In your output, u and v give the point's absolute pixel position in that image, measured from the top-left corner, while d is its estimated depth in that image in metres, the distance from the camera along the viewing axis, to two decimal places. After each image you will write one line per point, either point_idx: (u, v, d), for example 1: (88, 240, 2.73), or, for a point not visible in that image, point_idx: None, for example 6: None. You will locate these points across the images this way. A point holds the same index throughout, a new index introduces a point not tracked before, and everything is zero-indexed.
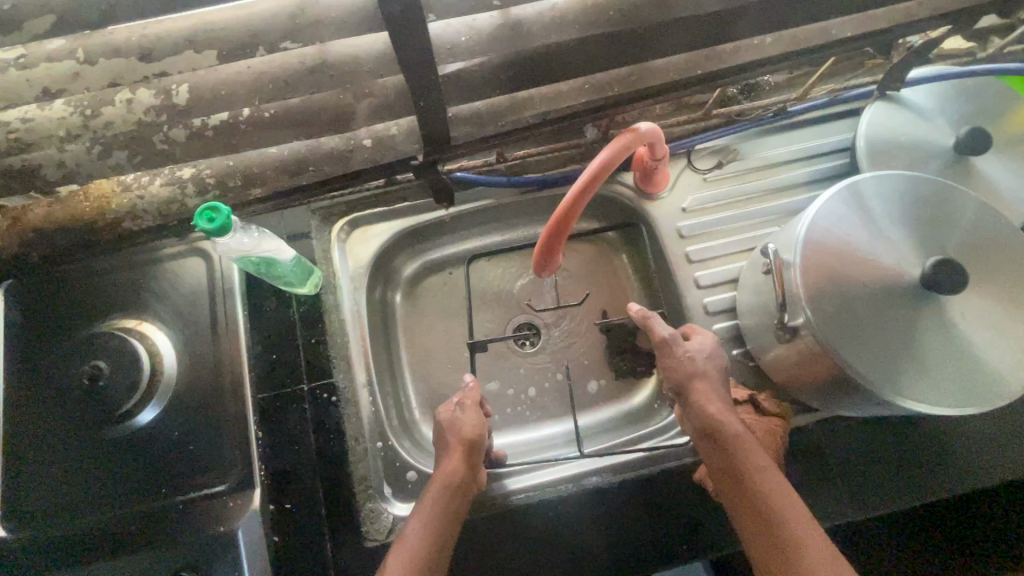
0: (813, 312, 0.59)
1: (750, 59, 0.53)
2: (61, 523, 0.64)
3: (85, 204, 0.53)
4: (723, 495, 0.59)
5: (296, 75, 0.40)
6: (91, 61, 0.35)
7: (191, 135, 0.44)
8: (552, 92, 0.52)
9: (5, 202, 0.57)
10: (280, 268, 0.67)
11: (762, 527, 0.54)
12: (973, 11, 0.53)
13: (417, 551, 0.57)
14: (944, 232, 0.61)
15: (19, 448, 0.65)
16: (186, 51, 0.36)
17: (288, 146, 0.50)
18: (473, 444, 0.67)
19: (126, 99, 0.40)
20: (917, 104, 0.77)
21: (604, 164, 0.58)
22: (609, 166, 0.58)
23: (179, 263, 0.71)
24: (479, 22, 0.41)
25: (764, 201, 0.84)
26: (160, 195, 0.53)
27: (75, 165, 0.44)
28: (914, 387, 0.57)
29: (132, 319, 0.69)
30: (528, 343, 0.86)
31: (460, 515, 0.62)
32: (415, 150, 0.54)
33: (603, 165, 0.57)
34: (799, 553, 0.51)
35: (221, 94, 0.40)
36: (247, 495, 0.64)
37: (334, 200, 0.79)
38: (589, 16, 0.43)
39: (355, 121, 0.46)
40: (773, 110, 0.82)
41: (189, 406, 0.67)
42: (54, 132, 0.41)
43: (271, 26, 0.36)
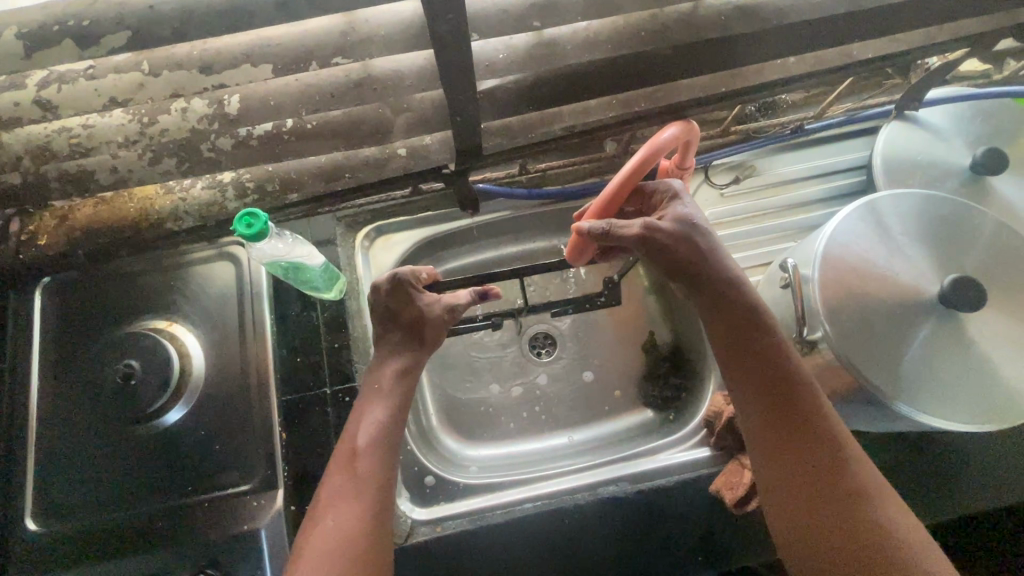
0: (831, 326, 0.60)
1: (773, 79, 0.55)
2: (88, 517, 0.65)
3: (130, 205, 0.55)
4: (773, 421, 0.56)
5: (341, 88, 0.42)
6: (155, 73, 0.37)
7: (236, 144, 0.46)
8: (581, 106, 0.53)
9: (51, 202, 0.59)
10: (308, 273, 0.68)
11: (821, 455, 0.54)
12: (994, 35, 0.54)
13: (379, 430, 0.60)
14: (961, 250, 0.62)
15: (51, 442, 0.67)
16: (243, 66, 0.38)
17: (326, 154, 0.52)
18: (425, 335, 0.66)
19: (180, 108, 0.42)
20: (933, 124, 0.78)
21: (642, 162, 0.56)
22: (648, 165, 0.56)
23: (209, 266, 0.73)
24: (515, 42, 0.43)
25: (780, 217, 0.85)
26: (201, 199, 0.55)
27: (127, 169, 0.46)
28: (933, 402, 0.58)
29: (163, 320, 0.71)
30: (545, 352, 0.89)
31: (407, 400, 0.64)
32: (447, 160, 0.55)
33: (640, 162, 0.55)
34: (846, 478, 0.54)
35: (270, 104, 0.42)
36: (270, 495, 0.66)
37: (358, 208, 0.81)
38: (619, 37, 0.45)
39: (393, 135, 0.48)
40: (790, 127, 0.81)
41: (216, 405, 0.69)
42: (113, 138, 0.43)
43: (324, 42, 0.38)
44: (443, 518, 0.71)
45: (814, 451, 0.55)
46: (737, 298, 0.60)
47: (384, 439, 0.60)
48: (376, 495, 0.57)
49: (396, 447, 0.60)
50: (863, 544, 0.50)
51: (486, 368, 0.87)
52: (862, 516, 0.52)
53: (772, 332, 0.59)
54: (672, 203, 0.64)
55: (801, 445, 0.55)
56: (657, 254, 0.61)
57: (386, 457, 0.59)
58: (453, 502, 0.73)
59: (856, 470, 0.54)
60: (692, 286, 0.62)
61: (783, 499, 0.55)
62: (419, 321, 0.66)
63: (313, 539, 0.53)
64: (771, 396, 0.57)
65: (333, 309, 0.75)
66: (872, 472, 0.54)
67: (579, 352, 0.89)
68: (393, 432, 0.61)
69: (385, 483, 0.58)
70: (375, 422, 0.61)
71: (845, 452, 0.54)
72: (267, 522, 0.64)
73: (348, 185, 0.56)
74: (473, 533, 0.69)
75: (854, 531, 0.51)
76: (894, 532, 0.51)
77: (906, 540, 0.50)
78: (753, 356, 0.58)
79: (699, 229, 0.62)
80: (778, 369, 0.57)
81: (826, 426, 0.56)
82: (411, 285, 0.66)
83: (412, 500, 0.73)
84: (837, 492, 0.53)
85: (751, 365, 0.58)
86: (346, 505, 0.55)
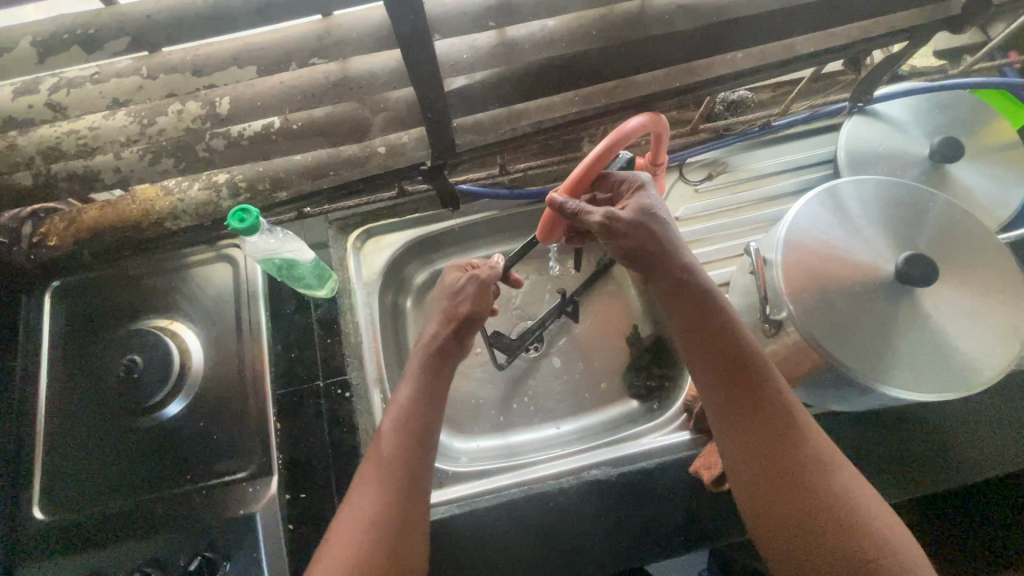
0: (795, 306, 0.63)
1: (724, 73, 0.59)
2: (92, 507, 0.68)
3: (133, 206, 0.60)
4: (729, 399, 0.59)
5: (321, 88, 0.46)
6: (153, 76, 0.42)
7: (229, 144, 0.50)
8: (546, 102, 0.58)
9: (62, 205, 0.64)
10: (300, 270, 0.72)
11: (772, 432, 0.57)
12: (929, 28, 0.58)
13: (407, 414, 0.62)
14: (916, 230, 0.66)
15: (58, 436, 0.70)
16: (230, 67, 0.42)
17: (312, 152, 0.57)
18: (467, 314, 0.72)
19: (176, 110, 0.47)
20: (893, 116, 0.82)
21: (606, 150, 0.61)
22: (612, 151, 0.61)
23: (208, 268, 0.78)
24: (478, 42, 0.47)
25: (753, 210, 0.89)
26: (198, 198, 0.59)
27: (129, 169, 0.51)
28: (893, 375, 0.60)
29: (165, 319, 0.75)
30: (533, 348, 0.92)
31: (439, 380, 0.66)
32: (425, 156, 0.60)
33: (603, 151, 0.60)
34: (797, 454, 0.56)
35: (257, 104, 0.47)
36: (265, 481, 0.69)
37: (349, 211, 0.85)
38: (574, 36, 0.49)
39: (371, 133, 0.53)
40: (758, 124, 0.86)
41: (214, 398, 0.72)
42: (116, 138, 0.48)
43: (303, 45, 0.42)
44: (431, 504, 0.75)
45: (767, 428, 0.57)
46: (693, 284, 0.63)
47: (408, 423, 0.62)
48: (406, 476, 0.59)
49: (426, 431, 0.62)
50: (811, 517, 0.53)
51: (475, 363, 0.91)
52: (813, 490, 0.54)
53: (726, 316, 0.62)
54: (636, 193, 0.66)
55: (756, 422, 0.57)
56: (619, 240, 0.64)
57: (413, 457, 0.60)
58: (443, 488, 0.77)
59: (809, 447, 0.56)
60: (650, 272, 0.64)
61: (739, 474, 0.57)
62: (454, 293, 0.74)
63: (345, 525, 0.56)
64: (727, 381, 0.59)
65: (325, 306, 0.79)
66: (824, 446, 0.57)
67: (563, 346, 0.92)
68: (421, 413, 0.63)
69: (418, 454, 0.60)
70: (402, 407, 0.63)
71: (798, 429, 0.57)
72: (262, 507, 0.67)
73: (333, 182, 0.60)
74: (460, 517, 0.72)
75: (805, 506, 0.54)
76: (847, 498, 0.53)
77: (858, 505, 0.53)
78: (710, 340, 0.61)
79: (659, 219, 0.65)
80: (733, 351, 0.60)
81: (780, 405, 0.58)
82: (458, 268, 0.78)
83: None
84: (793, 469, 0.55)
85: (707, 347, 0.61)
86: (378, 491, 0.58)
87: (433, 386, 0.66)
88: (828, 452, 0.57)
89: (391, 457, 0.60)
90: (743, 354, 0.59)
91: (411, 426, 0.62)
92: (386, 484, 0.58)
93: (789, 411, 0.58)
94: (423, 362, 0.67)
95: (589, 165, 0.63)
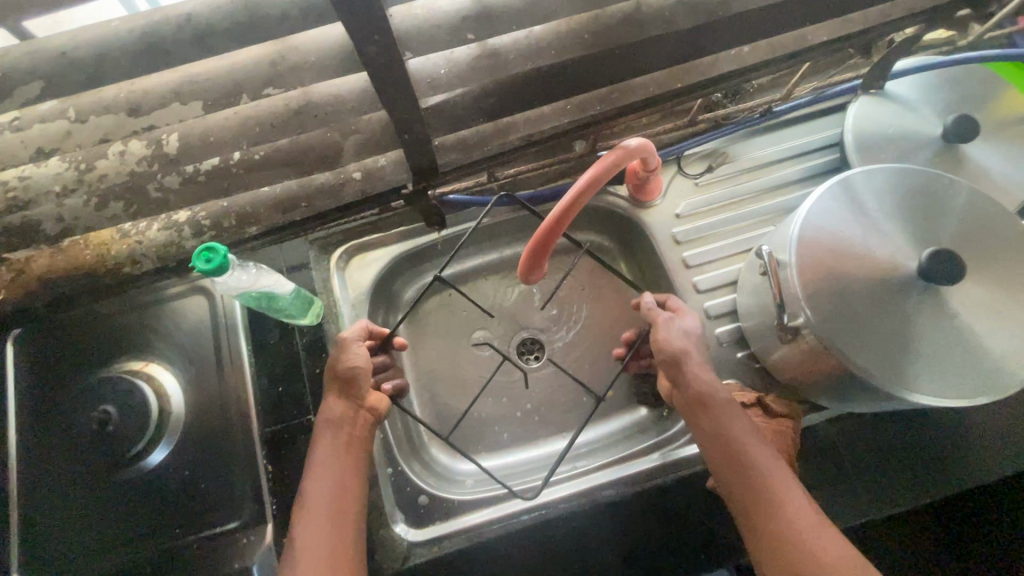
0: (812, 311, 0.59)
1: (728, 69, 0.54)
2: (77, 565, 0.65)
3: (87, 253, 0.54)
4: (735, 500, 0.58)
5: (281, 118, 0.41)
6: (82, 119, 0.36)
7: (184, 181, 0.45)
8: (535, 113, 0.52)
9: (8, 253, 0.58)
10: (280, 301, 0.67)
11: (773, 538, 0.54)
12: (950, 7, 0.53)
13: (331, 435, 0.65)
14: (937, 222, 0.61)
15: (32, 493, 0.66)
16: (172, 104, 0.37)
17: (280, 184, 0.52)
18: (348, 345, 0.69)
19: (118, 151, 0.41)
20: (902, 95, 0.77)
21: (596, 178, 0.58)
22: (603, 178, 0.58)
23: (183, 302, 0.72)
24: (456, 55, 0.42)
25: (758, 201, 0.84)
26: (158, 240, 0.54)
27: (74, 217, 0.45)
28: (918, 380, 0.57)
29: (139, 360, 0.70)
30: (532, 358, 0.88)
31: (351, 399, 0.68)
32: (405, 180, 0.55)
33: (595, 177, 0.57)
34: (805, 563, 0.52)
35: (209, 141, 0.41)
36: (259, 529, 0.65)
37: (331, 230, 0.80)
38: (563, 41, 0.43)
39: (343, 156, 0.47)
40: (759, 111, 0.81)
41: (198, 442, 0.68)
42: (51, 188, 0.42)
43: (254, 75, 0.36)
44: (438, 538, 0.70)
45: (772, 534, 0.54)
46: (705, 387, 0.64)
47: (328, 437, 0.65)
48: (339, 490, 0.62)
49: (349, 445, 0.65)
50: None
51: (474, 379, 0.86)
52: None
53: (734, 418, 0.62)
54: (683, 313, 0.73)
55: (765, 530, 0.55)
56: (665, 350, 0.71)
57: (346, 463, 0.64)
58: (450, 520, 0.72)
59: (819, 553, 0.52)
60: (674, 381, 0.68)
61: None
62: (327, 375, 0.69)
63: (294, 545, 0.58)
64: (734, 484, 0.58)
65: (311, 334, 0.75)
66: (842, 553, 0.52)
67: (565, 356, 0.88)
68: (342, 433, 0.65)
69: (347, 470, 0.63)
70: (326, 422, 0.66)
71: (804, 536, 0.53)
72: (258, 558, 0.63)
73: (307, 214, 0.55)
74: (470, 549, 0.69)
75: None
76: None
77: None
78: (717, 443, 0.61)
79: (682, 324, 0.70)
80: (736, 454, 0.59)
81: (783, 509, 0.55)
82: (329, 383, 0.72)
83: (408, 522, 0.71)
84: None
85: (714, 450, 0.61)
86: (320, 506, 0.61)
87: (350, 395, 0.68)
88: (846, 558, 0.51)
89: (322, 472, 0.62)
90: (744, 454, 0.59)
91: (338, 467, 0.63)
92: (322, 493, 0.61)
93: (797, 516, 0.54)
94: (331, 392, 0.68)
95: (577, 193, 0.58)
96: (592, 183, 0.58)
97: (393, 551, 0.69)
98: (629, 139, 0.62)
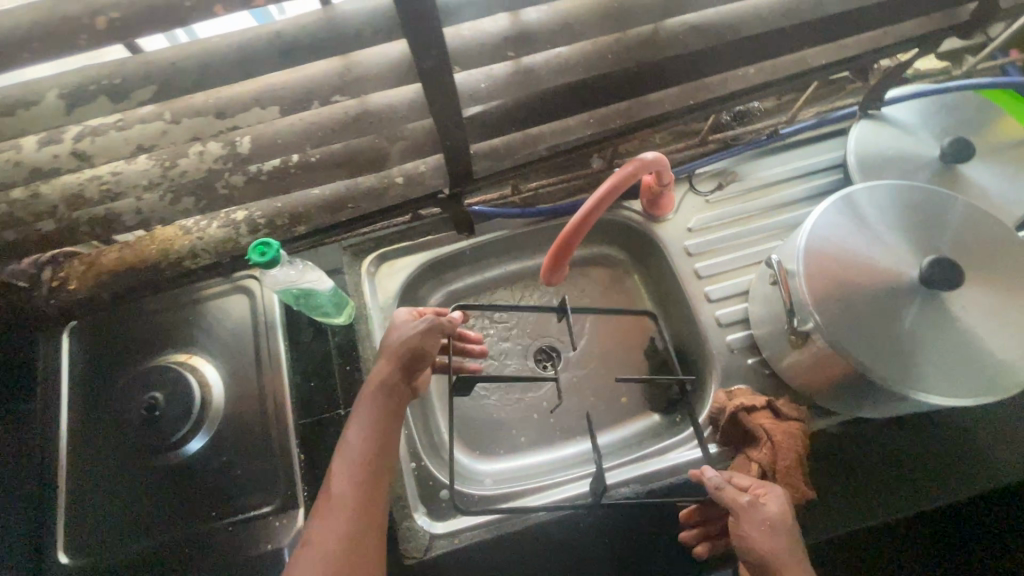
0: (821, 316, 0.63)
1: (737, 89, 0.59)
2: (114, 549, 0.68)
3: (152, 247, 0.61)
4: None
5: (342, 123, 0.47)
6: (177, 121, 0.42)
7: (249, 180, 0.51)
8: (561, 126, 0.58)
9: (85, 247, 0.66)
10: (317, 298, 0.72)
11: None
12: (934, 36, 0.59)
13: (369, 416, 0.61)
14: (937, 234, 0.65)
15: (78, 477, 0.70)
16: (253, 109, 0.43)
17: (330, 186, 0.57)
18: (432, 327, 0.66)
19: (199, 151, 0.47)
20: (901, 119, 0.83)
21: (607, 193, 0.63)
22: (614, 193, 0.63)
23: (226, 300, 0.78)
24: (495, 71, 0.48)
25: (766, 217, 0.89)
26: (217, 236, 0.60)
27: (150, 211, 0.51)
28: (924, 381, 0.60)
29: (182, 353, 0.75)
30: (550, 366, 0.92)
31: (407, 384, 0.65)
32: (441, 185, 0.60)
33: (605, 191, 0.63)
34: None
35: (277, 142, 0.47)
36: (291, 515, 0.68)
37: (363, 237, 0.86)
38: (588, 60, 0.49)
39: (390, 160, 0.53)
40: (766, 133, 0.87)
41: (235, 431, 0.72)
42: (136, 183, 0.48)
43: (325, 84, 0.42)
44: (458, 530, 0.72)
45: None
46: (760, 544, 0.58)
47: (369, 420, 0.61)
48: (374, 472, 0.59)
49: (388, 429, 0.61)
50: None
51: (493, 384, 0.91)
52: None
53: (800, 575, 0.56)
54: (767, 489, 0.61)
55: None
56: None
57: (385, 444, 0.61)
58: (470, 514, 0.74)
59: None
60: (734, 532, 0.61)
61: None
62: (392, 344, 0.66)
63: (324, 518, 0.56)
64: None
65: (343, 333, 0.79)
66: None
67: (581, 362, 0.92)
68: (382, 416, 0.62)
69: (382, 451, 0.60)
70: (366, 404, 0.62)
71: None
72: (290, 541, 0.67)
73: (351, 214, 0.61)
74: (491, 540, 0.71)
75: None
76: None
77: None
78: None
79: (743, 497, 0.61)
80: None
81: None
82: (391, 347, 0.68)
83: (431, 516, 0.74)
84: None
85: None
86: (353, 485, 0.57)
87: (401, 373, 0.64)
88: None
89: (359, 451, 0.59)
90: None
91: (376, 447, 0.60)
92: (353, 473, 0.58)
93: None
94: (385, 367, 0.64)
95: (590, 208, 0.64)
96: (601, 201, 0.64)
97: (416, 541, 0.71)
98: (645, 153, 0.67)
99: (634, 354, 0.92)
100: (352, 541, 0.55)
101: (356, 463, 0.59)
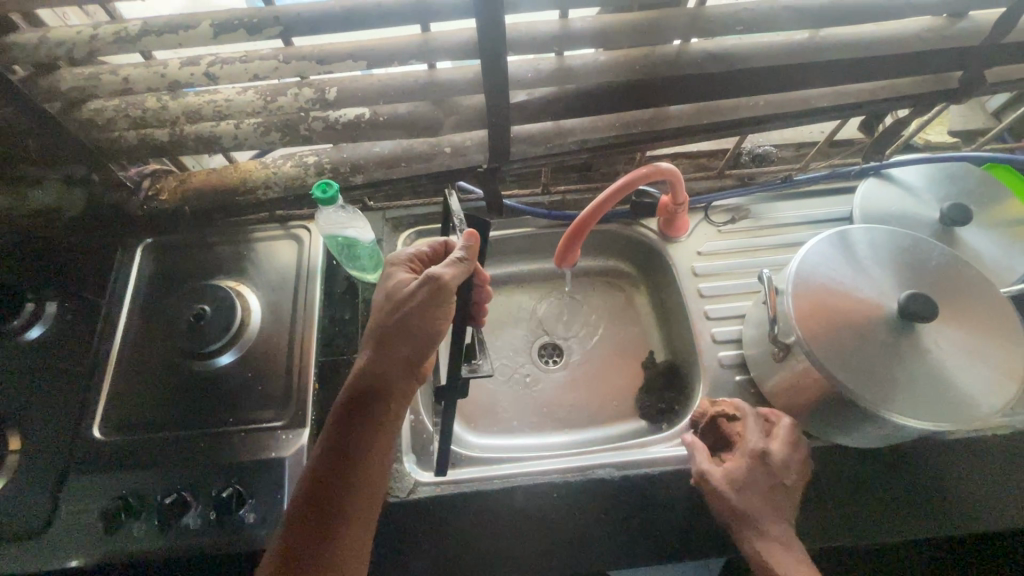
0: (802, 329, 0.68)
1: (746, 116, 0.68)
2: (136, 435, 0.75)
3: (235, 175, 0.73)
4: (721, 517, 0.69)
5: (411, 86, 0.58)
6: (287, 60, 0.54)
7: (327, 126, 0.62)
8: (591, 124, 0.68)
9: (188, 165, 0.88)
10: (359, 250, 0.82)
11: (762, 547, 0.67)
12: (927, 97, 0.67)
13: (373, 380, 0.64)
14: (918, 275, 0.71)
15: (123, 367, 0.79)
16: (346, 59, 0.54)
17: (390, 146, 0.68)
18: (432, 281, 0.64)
19: (295, 92, 0.59)
20: (906, 180, 0.90)
21: (649, 173, 0.74)
22: (654, 174, 0.74)
23: (278, 244, 0.89)
24: (540, 64, 0.59)
25: (773, 254, 0.95)
26: (288, 173, 0.71)
27: (245, 138, 0.63)
28: (893, 400, 0.64)
29: (232, 280, 0.85)
30: (551, 361, 0.99)
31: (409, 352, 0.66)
32: (481, 160, 0.70)
33: (648, 170, 0.73)
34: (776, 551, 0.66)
35: (357, 94, 0.59)
36: (297, 432, 0.74)
37: (404, 213, 0.96)
38: (619, 66, 0.59)
39: (443, 129, 0.63)
40: (780, 177, 0.98)
41: (263, 352, 0.80)
42: (241, 110, 0.60)
43: (404, 49, 0.54)
44: (442, 480, 0.77)
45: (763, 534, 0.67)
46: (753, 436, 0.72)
47: (380, 386, 0.64)
48: (383, 433, 0.63)
49: (396, 397, 0.65)
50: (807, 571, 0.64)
51: (496, 367, 0.98)
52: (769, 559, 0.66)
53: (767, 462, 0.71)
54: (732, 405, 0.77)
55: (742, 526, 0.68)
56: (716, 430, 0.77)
57: (389, 411, 0.64)
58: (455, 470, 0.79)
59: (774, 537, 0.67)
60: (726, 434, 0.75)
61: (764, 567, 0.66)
62: (391, 296, 0.67)
63: (333, 468, 0.60)
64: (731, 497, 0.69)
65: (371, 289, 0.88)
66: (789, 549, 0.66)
67: (581, 361, 0.99)
68: (392, 384, 0.64)
69: (389, 415, 0.64)
70: (369, 369, 0.65)
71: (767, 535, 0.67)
72: (291, 453, 0.72)
73: (402, 174, 0.71)
74: (472, 494, 0.76)
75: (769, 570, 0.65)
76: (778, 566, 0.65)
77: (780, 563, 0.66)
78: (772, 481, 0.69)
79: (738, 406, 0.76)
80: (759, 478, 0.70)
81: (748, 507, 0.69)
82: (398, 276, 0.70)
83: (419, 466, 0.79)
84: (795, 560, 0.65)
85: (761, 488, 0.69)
86: (363, 442, 0.61)
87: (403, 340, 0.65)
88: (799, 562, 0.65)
89: (368, 414, 0.63)
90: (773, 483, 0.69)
91: (381, 409, 0.63)
92: (362, 431, 0.62)
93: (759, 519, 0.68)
94: (387, 332, 0.65)
95: (631, 181, 0.73)
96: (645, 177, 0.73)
97: (402, 482, 0.76)
98: (661, 163, 0.76)
99: (631, 362, 0.98)
100: (361, 489, 0.60)
101: (365, 419, 0.62)
